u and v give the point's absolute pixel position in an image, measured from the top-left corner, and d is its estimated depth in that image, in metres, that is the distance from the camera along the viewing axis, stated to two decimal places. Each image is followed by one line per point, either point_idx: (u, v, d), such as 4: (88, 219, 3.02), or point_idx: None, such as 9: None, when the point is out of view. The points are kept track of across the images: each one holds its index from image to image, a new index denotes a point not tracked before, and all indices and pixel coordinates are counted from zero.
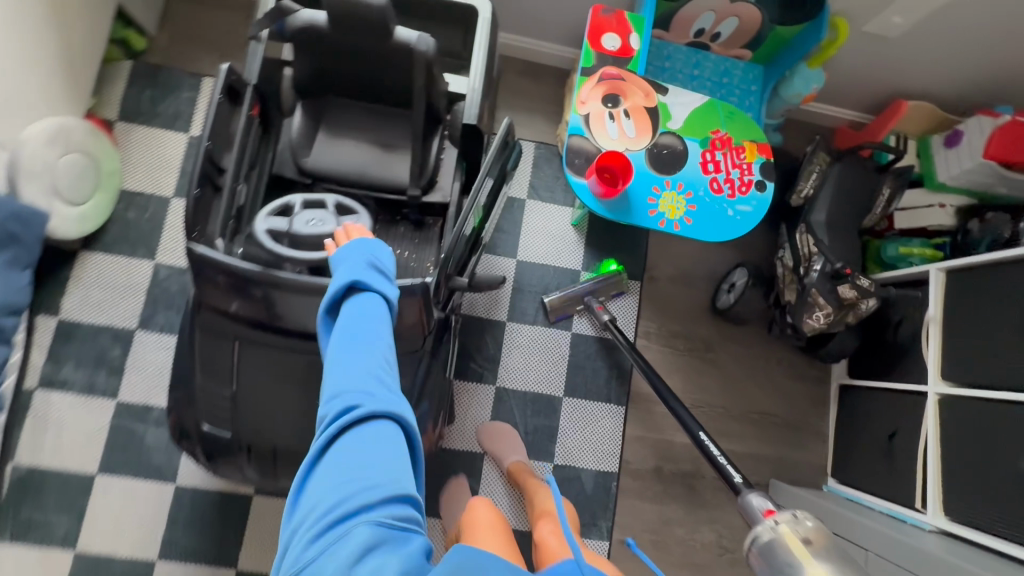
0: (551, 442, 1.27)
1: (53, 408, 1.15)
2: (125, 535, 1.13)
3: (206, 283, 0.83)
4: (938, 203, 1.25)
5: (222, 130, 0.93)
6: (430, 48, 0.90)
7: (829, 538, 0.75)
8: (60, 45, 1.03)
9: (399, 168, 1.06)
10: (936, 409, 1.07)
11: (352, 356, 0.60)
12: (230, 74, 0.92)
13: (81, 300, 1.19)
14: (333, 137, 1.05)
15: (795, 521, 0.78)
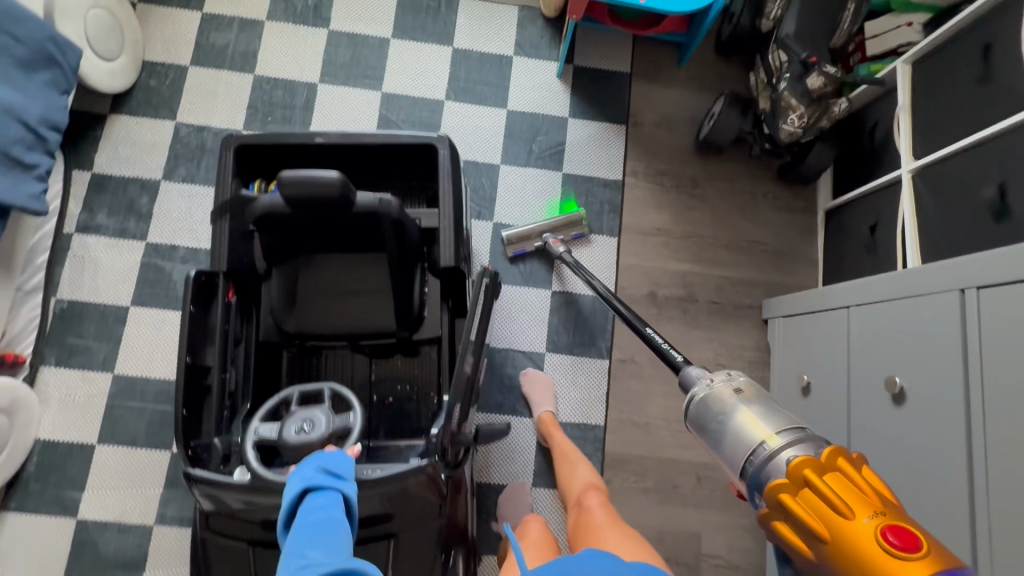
0: (548, 271, 1.34)
1: (91, 250, 1.26)
2: (158, 361, 1.23)
3: (211, 545, 0.84)
4: (905, 23, 1.30)
5: (201, 324, 0.92)
6: (393, 202, 0.91)
7: (759, 390, 0.75)
8: None
9: (384, 313, 1.04)
10: (911, 186, 1.10)
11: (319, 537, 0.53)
12: (200, 273, 0.92)
13: (111, 155, 1.30)
14: (318, 299, 1.03)
15: (726, 376, 0.77)
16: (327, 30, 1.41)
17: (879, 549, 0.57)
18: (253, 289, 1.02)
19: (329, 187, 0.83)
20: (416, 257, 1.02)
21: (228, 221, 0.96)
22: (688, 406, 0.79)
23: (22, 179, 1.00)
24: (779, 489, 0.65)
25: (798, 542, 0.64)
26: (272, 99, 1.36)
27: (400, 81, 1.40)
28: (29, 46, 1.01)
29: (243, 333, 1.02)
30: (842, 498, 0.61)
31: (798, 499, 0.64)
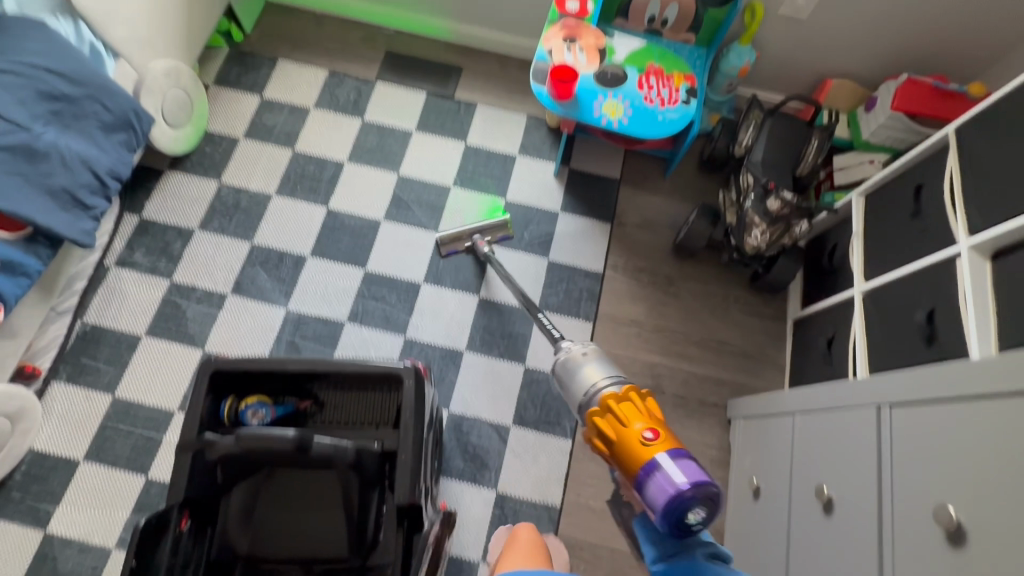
0: (524, 347, 1.43)
1: (122, 282, 1.43)
2: (155, 390, 1.34)
3: None
4: (868, 159, 1.43)
5: (142, 568, 0.86)
6: (349, 449, 0.93)
7: (599, 352, 1.11)
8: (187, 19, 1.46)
9: (338, 535, 1.02)
10: (862, 305, 1.18)
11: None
12: (151, 517, 0.87)
13: (160, 204, 1.51)
14: (273, 512, 1.02)
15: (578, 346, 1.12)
16: (360, 120, 1.65)
17: (640, 443, 0.90)
18: (210, 510, 0.99)
19: (283, 441, 0.87)
20: (372, 484, 1.01)
21: (193, 454, 0.94)
22: (558, 361, 1.14)
23: (79, 216, 1.18)
24: (594, 413, 0.98)
25: (601, 446, 0.96)
26: (304, 172, 1.58)
27: (416, 166, 1.60)
28: (114, 113, 1.24)
29: (192, 554, 0.96)
30: (627, 416, 0.95)
31: (606, 421, 0.96)
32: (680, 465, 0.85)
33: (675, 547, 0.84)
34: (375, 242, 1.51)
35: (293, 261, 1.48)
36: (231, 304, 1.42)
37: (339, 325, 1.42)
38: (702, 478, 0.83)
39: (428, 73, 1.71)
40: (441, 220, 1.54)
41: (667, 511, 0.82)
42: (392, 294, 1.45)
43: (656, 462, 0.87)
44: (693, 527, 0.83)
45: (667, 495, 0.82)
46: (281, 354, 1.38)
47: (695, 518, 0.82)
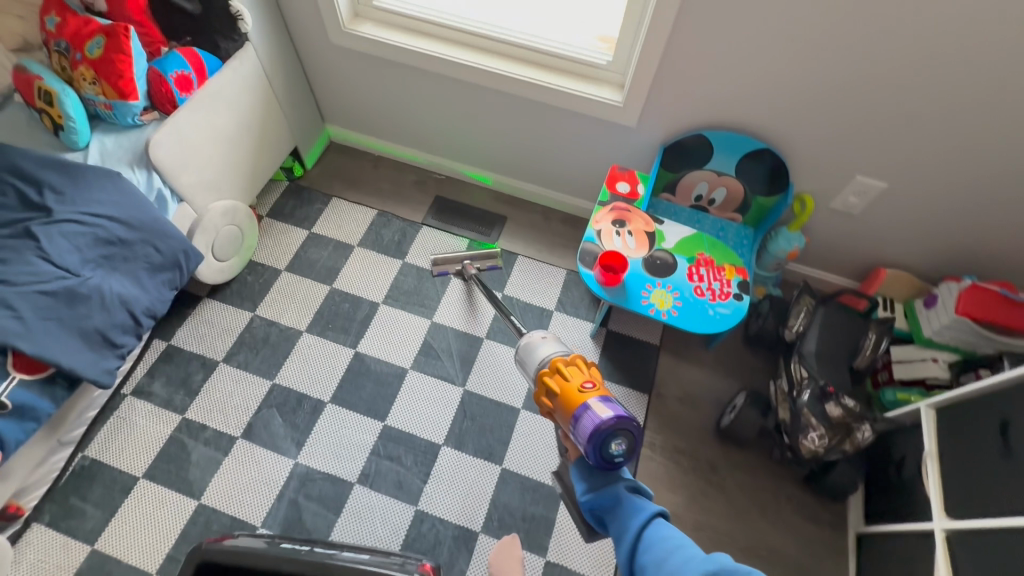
0: (545, 534, 1.27)
1: (134, 413, 1.37)
2: (138, 544, 1.22)
3: None
4: (930, 357, 1.34)
5: None
6: None
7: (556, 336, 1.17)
8: (252, 163, 1.56)
9: None
10: (945, 548, 1.01)
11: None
12: None
13: (191, 331, 1.50)
14: None
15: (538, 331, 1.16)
16: (401, 262, 1.66)
17: (576, 392, 0.98)
18: None
19: None
20: None
21: None
22: (517, 351, 1.19)
23: (104, 356, 1.15)
24: (544, 373, 1.05)
25: (548, 404, 1.03)
26: (338, 310, 1.56)
27: (450, 314, 1.57)
28: (163, 254, 1.25)
29: None
30: (568, 374, 1.02)
31: (549, 377, 1.04)
32: (604, 403, 0.93)
33: (602, 482, 0.93)
34: (399, 392, 1.44)
35: (311, 406, 1.41)
36: (238, 449, 1.34)
37: (347, 485, 1.31)
38: (625, 414, 0.92)
39: (473, 221, 1.75)
40: (470, 374, 1.48)
41: (593, 443, 0.90)
42: (408, 455, 1.35)
43: (586, 403, 0.94)
44: (619, 460, 0.92)
45: (592, 425, 0.90)
46: (279, 515, 1.26)
47: (618, 448, 0.91)
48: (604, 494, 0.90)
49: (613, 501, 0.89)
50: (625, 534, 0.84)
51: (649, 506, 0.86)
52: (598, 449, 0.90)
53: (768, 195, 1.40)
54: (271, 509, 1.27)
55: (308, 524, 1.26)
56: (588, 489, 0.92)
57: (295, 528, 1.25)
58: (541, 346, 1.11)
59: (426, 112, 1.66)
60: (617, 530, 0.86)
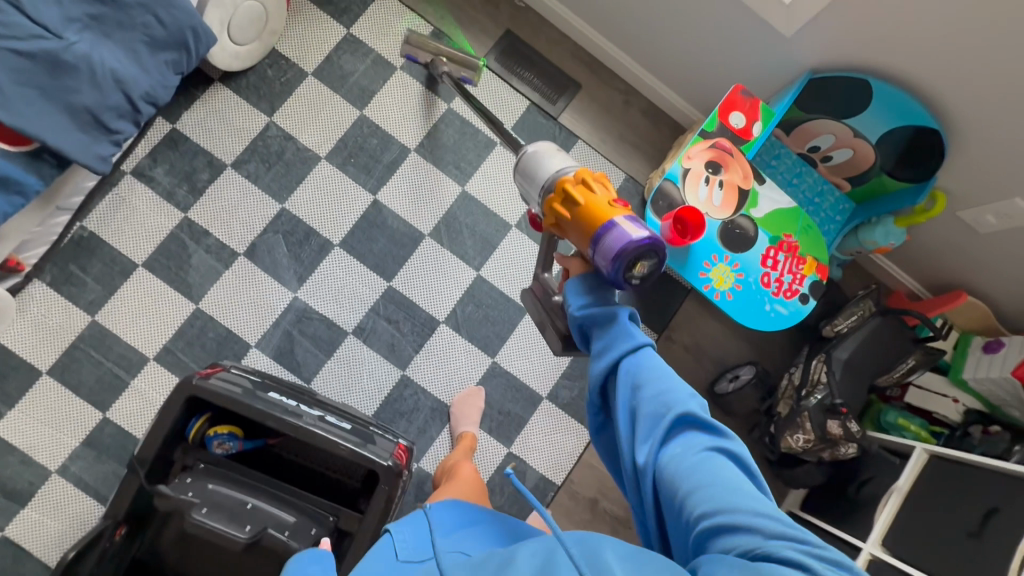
0: (514, 430, 1.35)
1: (134, 196, 1.29)
2: (137, 327, 1.26)
3: None
4: (952, 396, 1.29)
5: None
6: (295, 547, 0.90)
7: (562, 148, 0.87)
8: None
9: None
10: (862, 566, 1.08)
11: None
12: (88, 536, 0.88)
13: (199, 119, 1.32)
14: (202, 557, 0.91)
15: (541, 144, 0.87)
16: (446, 106, 1.41)
17: (603, 207, 0.76)
18: (148, 522, 0.93)
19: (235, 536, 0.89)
20: None
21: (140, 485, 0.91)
22: (517, 155, 0.89)
23: (98, 141, 1.01)
24: (551, 199, 0.80)
25: (559, 213, 0.79)
26: (364, 145, 1.37)
27: (484, 186, 1.40)
28: (167, 28, 1.02)
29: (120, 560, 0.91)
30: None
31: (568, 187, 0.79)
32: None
33: (604, 299, 0.75)
34: (411, 257, 1.36)
35: (318, 244, 1.33)
36: (239, 266, 1.30)
37: (341, 333, 1.32)
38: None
39: (541, 79, 1.45)
40: (487, 260, 1.38)
41: (614, 265, 0.72)
42: (406, 322, 1.34)
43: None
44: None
45: (619, 250, 0.72)
46: (273, 341, 1.30)
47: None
48: (600, 310, 0.73)
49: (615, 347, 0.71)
50: (604, 357, 0.70)
51: (639, 333, 0.71)
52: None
53: (895, 178, 1.15)
54: (266, 333, 1.30)
55: (298, 358, 1.30)
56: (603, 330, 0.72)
57: (286, 358, 1.29)
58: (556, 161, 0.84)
59: None
60: (599, 350, 0.72)
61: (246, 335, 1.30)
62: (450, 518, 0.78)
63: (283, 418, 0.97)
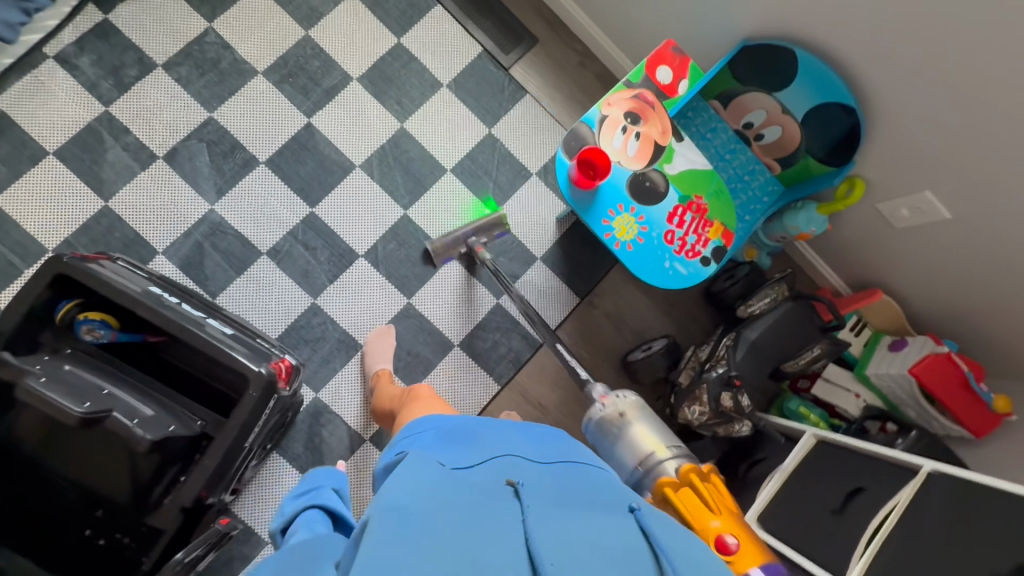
0: (420, 373, 1.33)
1: (54, 82, 1.24)
2: (39, 217, 1.21)
3: None
4: (855, 391, 1.30)
5: None
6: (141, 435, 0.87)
7: (640, 408, 1.09)
8: None
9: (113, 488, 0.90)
10: None
11: (570, 514, 0.61)
12: None
13: (134, 14, 1.28)
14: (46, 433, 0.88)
15: (615, 400, 1.09)
16: (395, 39, 1.38)
17: (714, 532, 0.94)
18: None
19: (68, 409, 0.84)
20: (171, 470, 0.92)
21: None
22: (586, 421, 1.12)
23: (4, 7, 0.99)
24: (661, 487, 1.01)
25: (671, 527, 0.98)
26: (305, 65, 1.34)
27: (424, 126, 1.38)
28: None
29: None
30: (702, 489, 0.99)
31: (676, 493, 0.99)
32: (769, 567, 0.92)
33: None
34: (338, 186, 1.33)
35: (243, 159, 1.30)
36: (156, 169, 1.26)
37: (255, 252, 1.29)
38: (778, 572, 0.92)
39: (498, 28, 1.43)
40: (417, 200, 1.36)
41: (665, 515, 0.97)
42: (324, 251, 1.31)
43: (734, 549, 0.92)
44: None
45: (695, 523, 0.96)
46: (182, 250, 1.26)
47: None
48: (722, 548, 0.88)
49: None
50: None
51: None
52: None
53: (820, 162, 1.15)
54: (177, 242, 1.26)
55: (206, 270, 1.26)
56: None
57: (194, 269, 1.26)
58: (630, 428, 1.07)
59: None
60: None
61: (155, 241, 1.26)
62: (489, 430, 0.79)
63: (158, 310, 0.93)
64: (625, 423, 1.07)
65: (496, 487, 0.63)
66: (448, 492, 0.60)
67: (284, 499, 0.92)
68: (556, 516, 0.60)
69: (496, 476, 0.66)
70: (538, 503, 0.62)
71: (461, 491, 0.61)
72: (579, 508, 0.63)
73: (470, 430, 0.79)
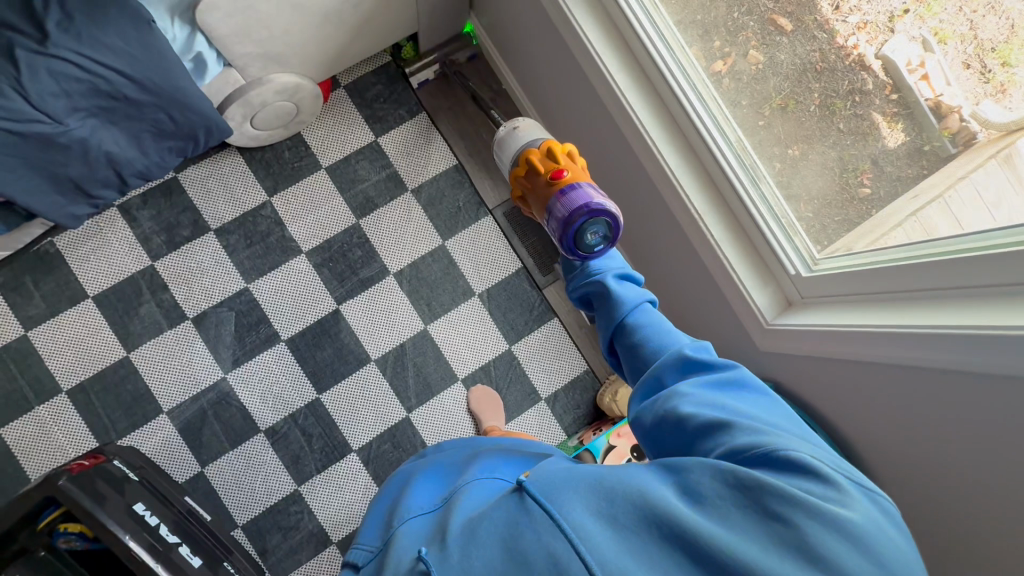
0: None
1: (112, 230, 1.30)
2: (62, 356, 1.26)
3: None
4: None
5: None
6: None
7: None
8: (344, 43, 1.21)
9: None
10: None
11: (458, 539, 0.58)
12: None
13: (201, 177, 1.33)
14: None
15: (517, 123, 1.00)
16: (440, 241, 1.41)
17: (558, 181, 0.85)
18: None
19: None
20: None
21: None
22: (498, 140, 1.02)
23: (74, 203, 1.04)
24: (518, 176, 0.91)
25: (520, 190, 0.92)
26: (347, 253, 1.37)
27: (446, 332, 1.39)
28: (179, 126, 1.04)
29: None
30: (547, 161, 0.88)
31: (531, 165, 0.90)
32: (581, 189, 0.83)
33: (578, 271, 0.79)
34: (349, 376, 1.34)
35: (266, 334, 1.33)
36: (183, 330, 1.30)
37: (254, 428, 1.30)
38: (600, 203, 0.81)
39: (541, 246, 1.44)
40: (422, 405, 1.36)
41: (576, 215, 0.80)
42: (319, 439, 1.32)
43: (559, 190, 0.84)
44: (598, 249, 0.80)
45: (587, 205, 0.80)
46: (185, 414, 1.28)
47: (594, 240, 0.80)
48: (586, 282, 0.76)
49: (579, 279, 0.77)
50: (606, 324, 0.71)
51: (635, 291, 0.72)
52: (573, 233, 0.80)
53: None
54: (183, 404, 1.28)
55: (202, 438, 1.28)
56: (564, 264, 0.82)
57: (191, 434, 1.28)
58: (522, 133, 0.95)
59: (575, 110, 1.23)
60: (599, 317, 0.73)
61: (162, 398, 1.28)
62: (400, 492, 0.81)
63: (127, 544, 0.95)
64: (524, 132, 0.97)
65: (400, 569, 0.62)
66: None
67: None
68: (451, 546, 0.58)
69: (404, 546, 0.65)
70: (438, 549, 0.59)
71: None
72: (456, 528, 0.60)
73: (396, 498, 0.81)
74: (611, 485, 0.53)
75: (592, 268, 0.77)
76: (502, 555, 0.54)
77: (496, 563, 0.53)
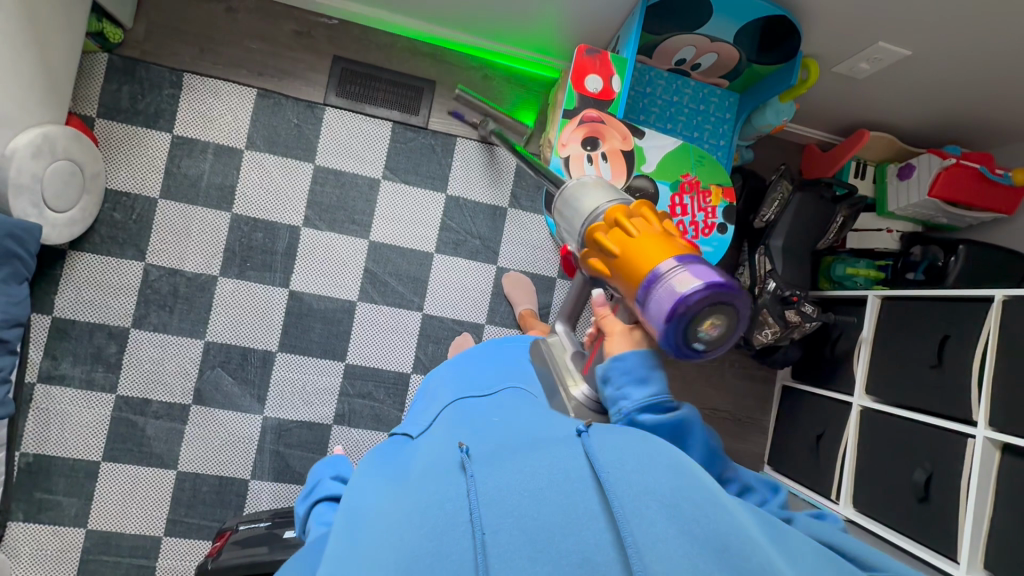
0: None
1: (56, 402, 1.22)
2: (132, 516, 1.24)
3: None
4: (886, 228, 1.35)
5: None
6: None
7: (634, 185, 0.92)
8: (39, 61, 1.03)
9: None
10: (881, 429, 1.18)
11: (510, 454, 0.59)
12: None
13: (74, 297, 1.22)
14: None
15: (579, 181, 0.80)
16: (311, 164, 1.31)
17: (670, 249, 0.67)
18: None
19: None
20: None
21: None
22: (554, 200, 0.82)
23: None
24: (596, 231, 0.72)
25: (606, 246, 0.70)
26: (251, 243, 1.29)
27: (388, 227, 1.35)
28: None
29: None
30: (637, 229, 0.69)
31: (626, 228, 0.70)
32: (691, 271, 0.63)
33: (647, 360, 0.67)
34: (352, 328, 1.33)
35: (259, 358, 1.29)
36: (196, 415, 1.27)
37: (325, 427, 1.31)
38: (717, 281, 0.63)
39: (392, 93, 1.35)
40: (426, 296, 1.35)
41: (692, 302, 0.62)
42: (379, 390, 1.33)
43: (659, 273, 0.65)
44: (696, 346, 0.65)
45: (708, 288, 0.62)
46: (266, 466, 1.29)
47: (706, 336, 0.65)
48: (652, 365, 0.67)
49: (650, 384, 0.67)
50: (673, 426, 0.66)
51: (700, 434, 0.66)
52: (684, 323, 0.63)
53: (763, 64, 1.15)
54: (255, 461, 1.28)
55: (297, 468, 1.30)
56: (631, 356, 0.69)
57: (286, 474, 1.29)
58: (592, 199, 0.75)
59: None
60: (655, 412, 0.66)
61: (237, 473, 1.28)
62: (444, 385, 0.82)
63: None
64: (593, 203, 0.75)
65: (442, 458, 0.63)
66: (406, 488, 0.61)
67: (296, 501, 0.85)
68: (502, 459, 0.59)
69: (439, 444, 0.67)
70: (484, 459, 0.60)
71: (412, 490, 0.60)
72: (509, 447, 0.61)
73: (436, 394, 0.83)
74: (694, 486, 0.53)
75: (640, 413, 0.66)
76: (548, 490, 0.53)
77: (539, 494, 0.53)
